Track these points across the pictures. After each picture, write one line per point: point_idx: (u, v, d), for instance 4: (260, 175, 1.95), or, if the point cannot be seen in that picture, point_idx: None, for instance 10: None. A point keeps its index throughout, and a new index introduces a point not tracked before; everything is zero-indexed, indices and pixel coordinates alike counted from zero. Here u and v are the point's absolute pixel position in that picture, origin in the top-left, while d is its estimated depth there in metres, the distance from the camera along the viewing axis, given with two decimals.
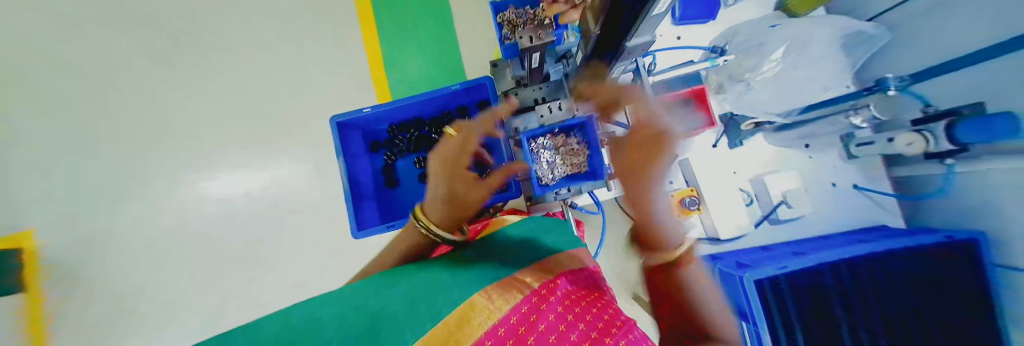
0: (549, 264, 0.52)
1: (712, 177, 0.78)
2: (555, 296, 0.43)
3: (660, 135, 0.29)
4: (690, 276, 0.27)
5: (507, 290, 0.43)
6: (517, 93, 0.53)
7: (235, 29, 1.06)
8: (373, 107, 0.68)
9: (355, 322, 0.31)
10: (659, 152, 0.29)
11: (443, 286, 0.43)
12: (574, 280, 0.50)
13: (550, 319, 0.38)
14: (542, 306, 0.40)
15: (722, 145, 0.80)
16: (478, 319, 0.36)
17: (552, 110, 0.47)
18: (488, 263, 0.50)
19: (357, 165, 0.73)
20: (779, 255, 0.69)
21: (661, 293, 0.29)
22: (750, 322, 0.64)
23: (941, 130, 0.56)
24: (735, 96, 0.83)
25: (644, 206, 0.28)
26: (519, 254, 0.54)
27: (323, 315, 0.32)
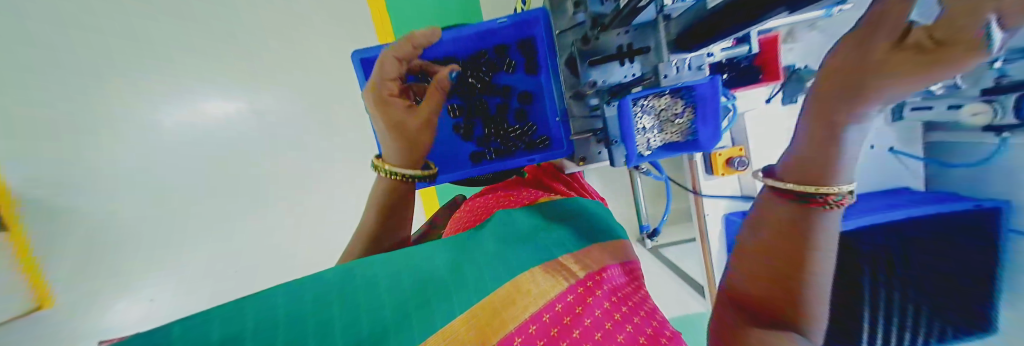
0: (594, 253, 0.51)
1: (762, 139, 0.82)
2: (600, 290, 0.44)
3: (938, 69, 0.23)
4: (826, 216, 0.30)
5: (554, 274, 0.45)
6: (597, 38, 0.45)
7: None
8: None
9: (409, 294, 0.38)
10: (908, 76, 0.25)
11: (493, 264, 0.45)
12: (617, 273, 0.50)
13: (591, 315, 0.40)
14: (586, 302, 0.41)
15: (775, 101, 0.77)
16: (523, 302, 0.40)
17: (681, 71, 0.41)
18: (536, 242, 0.51)
19: None
20: None
21: (784, 232, 0.32)
22: None
23: (1013, 100, 0.59)
24: (806, 47, 0.68)
25: (825, 148, 0.30)
26: (565, 237, 0.54)
27: (379, 277, 0.39)
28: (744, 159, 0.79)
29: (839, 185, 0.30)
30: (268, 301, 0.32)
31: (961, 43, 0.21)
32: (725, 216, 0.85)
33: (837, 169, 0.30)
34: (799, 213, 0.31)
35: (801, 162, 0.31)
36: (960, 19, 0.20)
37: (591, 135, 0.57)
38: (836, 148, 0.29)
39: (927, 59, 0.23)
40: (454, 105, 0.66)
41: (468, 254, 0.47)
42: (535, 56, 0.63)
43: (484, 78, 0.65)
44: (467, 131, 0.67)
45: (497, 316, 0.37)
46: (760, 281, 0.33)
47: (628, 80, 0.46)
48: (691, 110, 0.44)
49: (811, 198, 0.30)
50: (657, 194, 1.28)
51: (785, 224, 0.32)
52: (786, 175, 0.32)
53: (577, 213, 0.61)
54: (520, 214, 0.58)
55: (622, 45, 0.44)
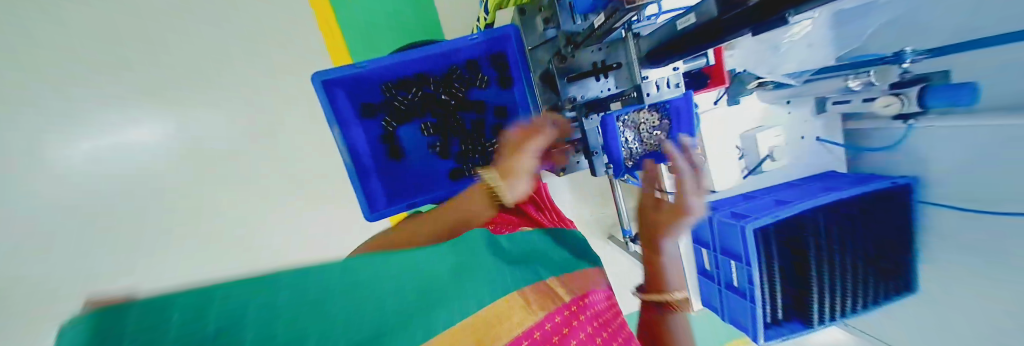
0: (579, 277, 0.52)
1: (717, 138, 0.84)
2: (585, 315, 0.44)
3: (678, 213, 0.43)
4: (675, 317, 0.43)
5: (542, 293, 0.44)
6: (573, 55, 0.47)
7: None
8: (368, 63, 0.55)
9: (421, 298, 0.29)
10: (678, 217, 0.43)
11: (493, 271, 0.40)
12: (597, 297, 0.50)
13: (577, 338, 0.40)
14: (571, 324, 0.41)
15: (722, 103, 0.82)
16: (516, 318, 0.36)
17: (661, 89, 0.44)
18: (525, 263, 0.49)
19: (354, 135, 0.61)
20: (765, 203, 0.78)
21: (647, 331, 0.44)
22: (741, 260, 0.74)
23: (915, 92, 0.62)
24: (745, 53, 0.78)
25: (654, 268, 0.44)
26: (549, 261, 0.54)
27: (393, 273, 0.29)
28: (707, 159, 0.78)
29: (677, 293, 0.42)
30: (269, 279, 0.20)
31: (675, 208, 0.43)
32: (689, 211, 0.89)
33: (675, 271, 0.43)
34: (653, 317, 0.44)
35: (649, 274, 0.44)
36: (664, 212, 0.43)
37: (569, 146, 0.59)
38: (664, 263, 0.43)
39: (673, 212, 0.43)
40: (427, 124, 0.66)
41: (471, 257, 0.40)
42: (508, 70, 0.63)
43: (457, 94, 0.65)
44: (443, 148, 0.66)
45: (494, 329, 0.32)
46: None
47: (604, 95, 0.49)
48: (666, 122, 0.48)
49: (658, 305, 0.43)
50: (628, 191, 1.31)
51: (656, 320, 0.44)
52: (643, 292, 0.45)
53: (555, 238, 0.61)
54: (514, 234, 0.55)
55: (596, 61, 0.47)
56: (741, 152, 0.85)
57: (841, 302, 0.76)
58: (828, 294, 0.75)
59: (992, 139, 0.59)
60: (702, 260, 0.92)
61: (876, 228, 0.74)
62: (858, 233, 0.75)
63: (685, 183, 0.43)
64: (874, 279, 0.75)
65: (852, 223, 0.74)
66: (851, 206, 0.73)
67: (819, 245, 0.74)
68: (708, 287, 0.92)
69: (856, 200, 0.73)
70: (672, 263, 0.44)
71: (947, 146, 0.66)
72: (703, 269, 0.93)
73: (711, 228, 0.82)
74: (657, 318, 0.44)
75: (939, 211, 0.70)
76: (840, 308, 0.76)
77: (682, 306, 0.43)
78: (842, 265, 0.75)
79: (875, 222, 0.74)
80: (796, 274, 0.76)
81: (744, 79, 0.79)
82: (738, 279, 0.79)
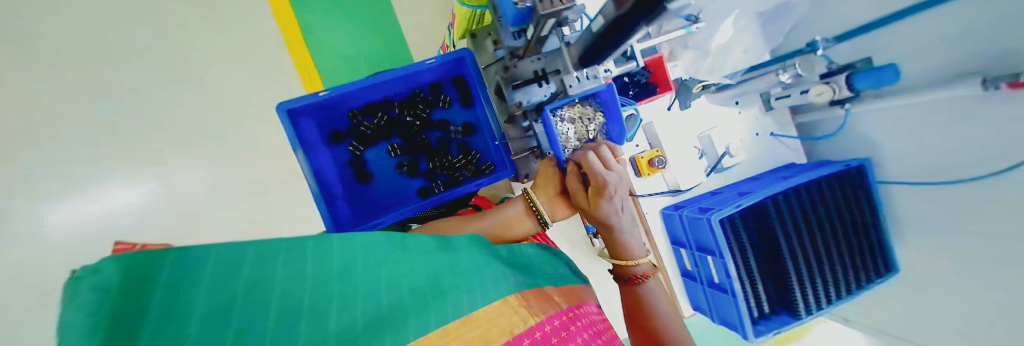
0: (572, 290, 0.50)
1: (674, 139, 0.89)
2: (581, 321, 0.41)
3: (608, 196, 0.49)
4: (646, 284, 0.51)
5: (537, 300, 0.42)
6: (515, 66, 0.50)
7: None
8: (330, 90, 0.57)
9: (412, 301, 0.35)
10: (604, 199, 0.49)
11: (489, 276, 0.43)
12: (593, 308, 0.47)
13: (576, 341, 0.37)
14: (569, 328, 0.39)
15: (675, 108, 0.87)
16: (516, 316, 0.37)
17: (581, 80, 0.44)
18: (517, 273, 0.48)
19: (318, 160, 0.62)
20: (729, 196, 0.81)
21: (629, 305, 0.52)
22: (715, 255, 0.75)
23: (843, 80, 0.67)
24: (687, 62, 0.85)
25: (611, 243, 0.54)
26: (540, 274, 0.51)
27: (380, 281, 0.36)
28: (663, 158, 0.84)
29: (641, 259, 0.52)
30: (267, 271, 0.31)
31: (601, 189, 0.48)
32: (662, 211, 0.92)
33: (635, 243, 0.54)
34: (629, 290, 0.52)
35: (612, 251, 0.55)
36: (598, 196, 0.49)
37: (529, 153, 0.62)
38: (619, 238, 0.53)
39: (598, 196, 0.50)
40: (394, 145, 0.69)
41: (486, 265, 0.46)
42: (468, 91, 0.68)
43: (421, 114, 0.68)
44: (411, 167, 0.68)
45: (497, 322, 0.35)
46: (637, 333, 0.50)
47: (548, 97, 0.51)
48: (602, 115, 0.55)
49: (630, 277, 0.52)
50: None
51: (636, 296, 0.51)
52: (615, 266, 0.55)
53: (547, 260, 0.57)
54: (501, 247, 0.55)
55: (538, 69, 0.50)
56: (700, 151, 0.91)
57: (825, 290, 0.70)
58: (820, 292, 0.69)
59: (931, 111, 0.62)
60: (682, 260, 0.92)
61: (852, 212, 0.71)
62: (840, 219, 0.71)
63: (598, 169, 0.48)
64: (857, 261, 0.70)
65: (822, 206, 0.71)
66: (827, 193, 0.71)
67: (788, 232, 0.70)
68: (693, 288, 0.91)
69: (832, 188, 0.71)
70: (631, 239, 0.54)
71: (895, 124, 0.69)
72: (684, 270, 0.93)
73: (683, 225, 0.84)
74: (634, 291, 0.52)
75: (905, 188, 0.70)
76: (827, 297, 0.70)
77: (650, 274, 0.52)
78: (822, 249, 0.69)
79: (851, 207, 0.71)
80: (772, 270, 0.74)
81: (690, 85, 0.85)
82: (717, 274, 0.77)
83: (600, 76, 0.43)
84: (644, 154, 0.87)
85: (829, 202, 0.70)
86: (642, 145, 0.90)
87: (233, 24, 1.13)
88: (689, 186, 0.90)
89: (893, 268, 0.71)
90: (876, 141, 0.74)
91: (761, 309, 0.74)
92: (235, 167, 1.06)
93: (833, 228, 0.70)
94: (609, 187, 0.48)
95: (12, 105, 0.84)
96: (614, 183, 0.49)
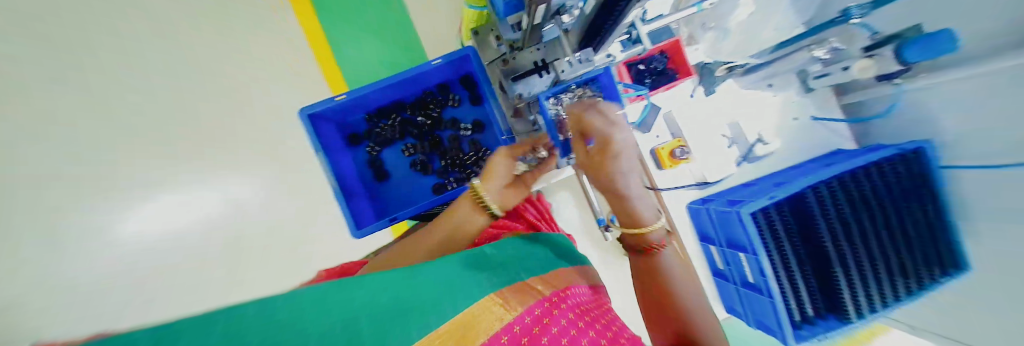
0: (560, 277, 0.42)
1: (695, 127, 0.84)
2: (565, 303, 0.35)
3: (616, 156, 0.39)
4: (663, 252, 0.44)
5: (511, 291, 0.35)
6: (513, 58, 0.51)
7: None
8: (347, 94, 0.60)
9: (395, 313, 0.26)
10: (611, 159, 0.39)
11: (464, 280, 0.35)
12: (583, 290, 0.42)
13: (560, 325, 0.31)
14: (552, 312, 0.33)
15: (699, 94, 0.84)
16: (491, 312, 0.30)
17: (573, 65, 0.45)
18: (505, 268, 0.41)
19: (339, 161, 0.67)
20: (764, 187, 0.74)
21: (641, 275, 0.45)
22: (747, 252, 0.69)
23: (889, 52, 0.59)
24: (710, 44, 0.86)
25: (622, 205, 0.43)
26: (532, 264, 0.44)
27: (359, 310, 0.25)
28: (685, 148, 0.81)
29: (652, 223, 0.42)
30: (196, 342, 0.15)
31: (606, 147, 0.39)
32: (689, 205, 0.87)
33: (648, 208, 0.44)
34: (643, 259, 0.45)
35: (621, 216, 0.45)
36: (602, 157, 0.40)
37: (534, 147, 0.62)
38: (629, 202, 0.43)
39: (603, 158, 0.40)
40: (408, 145, 0.71)
41: (473, 270, 0.39)
42: (475, 88, 0.69)
43: (432, 114, 0.71)
44: (425, 165, 0.70)
45: (478, 323, 0.29)
46: (652, 305, 0.43)
47: (548, 87, 0.51)
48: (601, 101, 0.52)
49: (645, 248, 0.44)
50: None
51: (654, 269, 0.44)
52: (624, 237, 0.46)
53: (540, 242, 0.53)
54: (488, 246, 0.47)
55: (537, 60, 0.50)
56: (730, 140, 0.84)
57: (879, 290, 0.61)
58: (869, 293, 0.61)
59: (992, 82, 0.50)
60: (712, 258, 0.86)
61: (909, 199, 0.61)
62: (898, 207, 0.61)
63: (600, 125, 0.39)
64: (917, 257, 0.60)
65: (876, 197, 0.62)
66: (876, 180, 0.62)
67: (833, 225, 0.62)
68: (726, 289, 0.85)
69: (882, 173, 0.62)
70: (642, 203, 0.43)
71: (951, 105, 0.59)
72: (716, 269, 0.86)
73: (712, 219, 0.78)
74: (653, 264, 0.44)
75: (967, 172, 0.57)
76: (882, 298, 0.61)
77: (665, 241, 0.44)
78: (874, 244, 0.61)
79: (907, 194, 0.61)
80: (818, 269, 0.65)
81: (713, 69, 0.84)
82: (751, 273, 0.70)
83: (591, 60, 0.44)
84: (665, 144, 0.83)
85: (879, 188, 0.62)
86: (663, 136, 0.84)
87: (235, 19, 1.05)
88: (718, 178, 0.84)
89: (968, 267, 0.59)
90: (937, 116, 0.61)
91: (804, 311, 0.66)
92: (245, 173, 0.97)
93: (884, 217, 0.62)
94: (620, 132, 0.39)
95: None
96: (623, 141, 0.39)
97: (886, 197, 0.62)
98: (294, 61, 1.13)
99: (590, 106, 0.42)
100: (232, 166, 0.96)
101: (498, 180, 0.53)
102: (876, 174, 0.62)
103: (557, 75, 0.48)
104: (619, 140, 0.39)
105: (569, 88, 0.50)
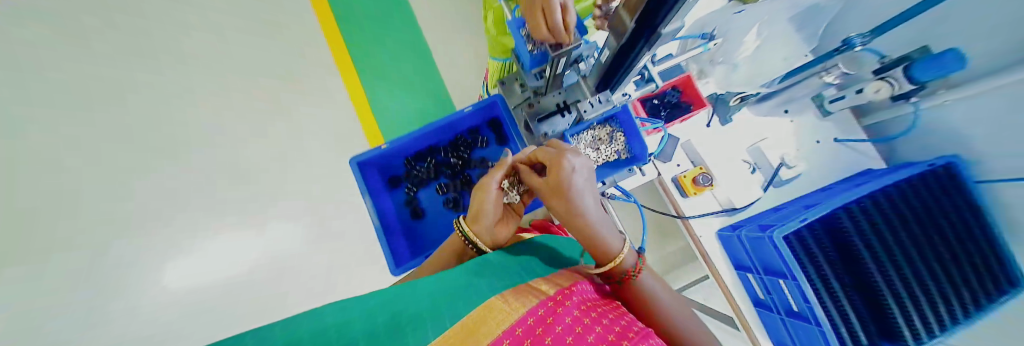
0: (562, 273, 0.40)
1: (716, 154, 0.86)
2: (570, 301, 0.31)
3: (567, 179, 0.43)
4: (638, 280, 0.43)
5: (519, 294, 0.33)
6: (539, 101, 0.56)
7: (211, 44, 1.18)
8: (391, 142, 0.68)
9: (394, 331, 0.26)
10: (564, 185, 0.44)
11: (469, 288, 0.35)
12: (589, 287, 0.37)
13: (562, 324, 0.27)
14: (556, 310, 0.29)
15: (715, 124, 0.86)
16: (496, 316, 0.29)
17: (594, 105, 0.50)
18: (511, 273, 0.41)
19: (381, 202, 0.73)
20: (795, 210, 0.73)
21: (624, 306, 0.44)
22: (788, 278, 0.66)
23: (900, 73, 0.66)
24: (721, 76, 0.87)
25: (590, 236, 0.44)
26: (534, 268, 0.44)
27: (361, 331, 0.26)
28: (707, 176, 0.82)
29: (620, 250, 0.43)
30: None
31: (556, 168, 0.43)
32: (719, 233, 0.85)
33: (612, 234, 0.45)
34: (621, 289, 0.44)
35: (587, 245, 0.45)
36: (555, 180, 0.44)
37: None
38: (593, 232, 0.44)
39: (557, 184, 0.44)
40: (441, 184, 0.77)
41: (477, 277, 0.39)
42: (502, 129, 0.76)
43: (463, 155, 0.77)
44: (456, 202, 0.75)
45: (488, 321, 0.28)
46: None
47: (570, 126, 0.55)
48: (622, 134, 0.59)
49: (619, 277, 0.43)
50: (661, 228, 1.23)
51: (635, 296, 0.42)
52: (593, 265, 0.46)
53: (551, 256, 0.52)
54: (493, 254, 0.49)
55: (560, 102, 0.56)
56: (752, 166, 0.85)
57: (934, 312, 0.56)
58: (925, 320, 0.56)
59: None
60: (751, 287, 0.82)
61: (953, 217, 0.59)
62: (942, 226, 0.59)
63: (551, 154, 0.45)
64: (973, 277, 0.56)
65: (916, 216, 0.60)
66: (913, 198, 0.61)
67: (874, 248, 0.60)
68: (770, 320, 0.79)
69: (917, 189, 0.61)
70: (606, 231, 0.44)
71: (987, 117, 0.58)
72: (758, 299, 0.82)
73: (743, 246, 0.77)
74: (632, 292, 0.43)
75: (1001, 187, 0.56)
76: (939, 319, 0.56)
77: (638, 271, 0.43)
78: (921, 265, 0.58)
79: (950, 213, 0.59)
80: (868, 296, 0.60)
81: (726, 99, 0.86)
82: (794, 301, 0.67)
83: (611, 100, 0.50)
84: (686, 173, 0.85)
85: (917, 206, 0.60)
86: (684, 165, 0.86)
87: (303, 81, 1.26)
88: (746, 203, 0.84)
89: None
90: (955, 130, 0.63)
91: (857, 339, 0.60)
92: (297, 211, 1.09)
93: (929, 236, 0.59)
94: (562, 160, 0.43)
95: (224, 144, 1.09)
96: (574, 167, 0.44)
97: (924, 216, 0.60)
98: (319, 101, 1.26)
99: (552, 144, 0.49)
100: (288, 203, 1.09)
101: (484, 220, 0.54)
102: (912, 191, 0.61)
103: (579, 114, 0.52)
104: (571, 165, 0.43)
105: (591, 124, 0.56)
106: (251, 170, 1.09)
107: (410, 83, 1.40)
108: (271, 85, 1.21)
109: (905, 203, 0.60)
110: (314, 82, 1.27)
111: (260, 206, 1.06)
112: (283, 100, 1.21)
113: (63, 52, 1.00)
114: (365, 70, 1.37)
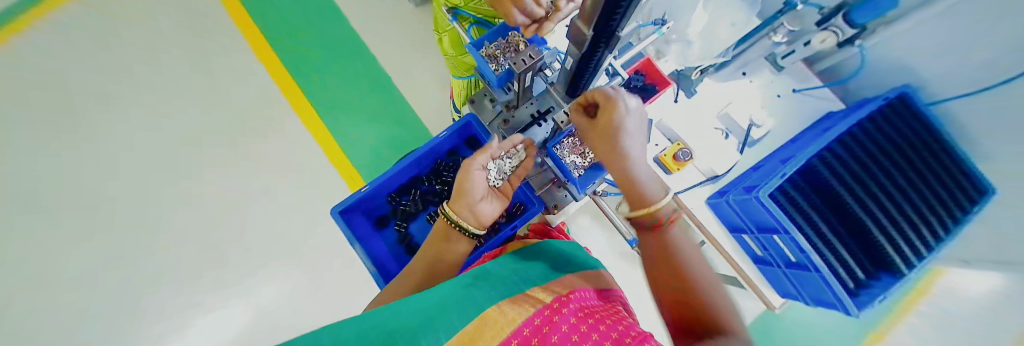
0: (559, 281, 0.39)
1: (689, 126, 0.88)
2: (566, 309, 0.30)
3: (622, 121, 0.42)
4: (672, 229, 0.42)
5: (516, 303, 0.32)
6: (513, 116, 0.58)
7: (199, 96, 1.38)
8: (369, 184, 0.66)
9: (381, 339, 0.24)
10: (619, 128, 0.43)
11: (464, 301, 0.34)
12: (587, 293, 0.36)
13: (560, 333, 0.25)
14: (553, 319, 0.28)
15: (682, 98, 0.90)
16: (490, 328, 0.27)
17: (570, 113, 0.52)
18: (508, 282, 0.40)
19: (372, 246, 0.70)
20: (773, 167, 0.76)
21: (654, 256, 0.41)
22: (778, 232, 0.68)
23: (840, 19, 0.63)
24: (677, 55, 0.88)
25: (630, 180, 0.44)
26: (531, 276, 0.42)
27: (347, 339, 0.24)
28: (687, 150, 0.84)
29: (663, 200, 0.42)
30: None
31: (612, 110, 0.42)
32: (708, 201, 0.88)
33: (654, 184, 0.44)
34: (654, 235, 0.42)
35: (625, 189, 0.45)
36: (609, 120, 0.43)
37: (554, 184, 0.71)
38: (634, 176, 0.43)
39: (611, 125, 0.43)
40: (432, 213, 0.75)
41: (472, 288, 0.38)
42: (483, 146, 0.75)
43: (447, 179, 0.75)
44: None
45: (483, 334, 0.26)
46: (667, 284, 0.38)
47: (548, 134, 0.58)
48: None
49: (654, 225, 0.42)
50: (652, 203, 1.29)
51: (657, 240, 0.41)
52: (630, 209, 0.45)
53: (551, 258, 0.51)
54: (492, 264, 0.49)
55: (534, 112, 0.58)
56: (724, 131, 0.88)
57: (917, 235, 0.59)
58: (917, 250, 0.59)
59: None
60: (748, 246, 0.86)
61: (916, 146, 0.63)
62: (907, 156, 0.63)
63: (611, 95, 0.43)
64: (947, 199, 0.59)
65: (882, 151, 0.65)
66: (874, 135, 0.65)
67: (853, 188, 0.63)
68: (773, 273, 0.83)
69: (876, 127, 0.65)
70: (647, 179, 0.44)
71: (936, 39, 0.61)
72: (757, 256, 0.86)
73: (733, 209, 0.80)
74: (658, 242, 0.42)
75: (954, 104, 0.63)
76: (924, 240, 0.59)
77: (677, 218, 0.43)
78: (898, 193, 0.61)
79: (913, 143, 0.64)
80: (860, 233, 0.63)
81: (687, 74, 0.92)
82: (791, 252, 0.69)
83: None
84: (666, 150, 0.86)
85: (884, 142, 0.65)
86: (663, 144, 0.89)
87: (284, 133, 1.35)
88: (726, 169, 0.86)
89: (991, 189, 0.58)
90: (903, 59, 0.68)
91: (855, 276, 0.63)
92: (297, 250, 1.25)
93: (899, 168, 0.63)
94: (617, 100, 0.41)
95: (232, 200, 1.28)
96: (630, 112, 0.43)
97: (888, 150, 0.64)
98: (299, 145, 1.34)
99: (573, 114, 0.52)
100: (290, 241, 1.25)
101: (469, 199, 0.54)
102: (872, 128, 0.65)
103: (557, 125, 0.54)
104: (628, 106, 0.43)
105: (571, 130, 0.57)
106: (250, 215, 1.27)
107: (381, 112, 1.37)
108: (253, 139, 1.34)
109: (867, 140, 0.65)
110: (292, 130, 1.35)
111: (267, 241, 1.25)
112: (269, 152, 1.33)
113: (110, 104, 1.38)
114: (326, 111, 1.36)
